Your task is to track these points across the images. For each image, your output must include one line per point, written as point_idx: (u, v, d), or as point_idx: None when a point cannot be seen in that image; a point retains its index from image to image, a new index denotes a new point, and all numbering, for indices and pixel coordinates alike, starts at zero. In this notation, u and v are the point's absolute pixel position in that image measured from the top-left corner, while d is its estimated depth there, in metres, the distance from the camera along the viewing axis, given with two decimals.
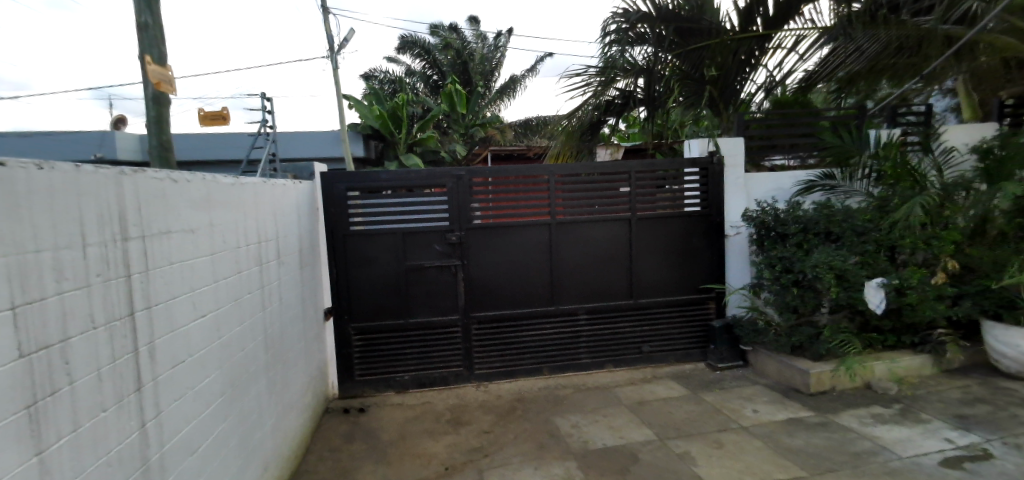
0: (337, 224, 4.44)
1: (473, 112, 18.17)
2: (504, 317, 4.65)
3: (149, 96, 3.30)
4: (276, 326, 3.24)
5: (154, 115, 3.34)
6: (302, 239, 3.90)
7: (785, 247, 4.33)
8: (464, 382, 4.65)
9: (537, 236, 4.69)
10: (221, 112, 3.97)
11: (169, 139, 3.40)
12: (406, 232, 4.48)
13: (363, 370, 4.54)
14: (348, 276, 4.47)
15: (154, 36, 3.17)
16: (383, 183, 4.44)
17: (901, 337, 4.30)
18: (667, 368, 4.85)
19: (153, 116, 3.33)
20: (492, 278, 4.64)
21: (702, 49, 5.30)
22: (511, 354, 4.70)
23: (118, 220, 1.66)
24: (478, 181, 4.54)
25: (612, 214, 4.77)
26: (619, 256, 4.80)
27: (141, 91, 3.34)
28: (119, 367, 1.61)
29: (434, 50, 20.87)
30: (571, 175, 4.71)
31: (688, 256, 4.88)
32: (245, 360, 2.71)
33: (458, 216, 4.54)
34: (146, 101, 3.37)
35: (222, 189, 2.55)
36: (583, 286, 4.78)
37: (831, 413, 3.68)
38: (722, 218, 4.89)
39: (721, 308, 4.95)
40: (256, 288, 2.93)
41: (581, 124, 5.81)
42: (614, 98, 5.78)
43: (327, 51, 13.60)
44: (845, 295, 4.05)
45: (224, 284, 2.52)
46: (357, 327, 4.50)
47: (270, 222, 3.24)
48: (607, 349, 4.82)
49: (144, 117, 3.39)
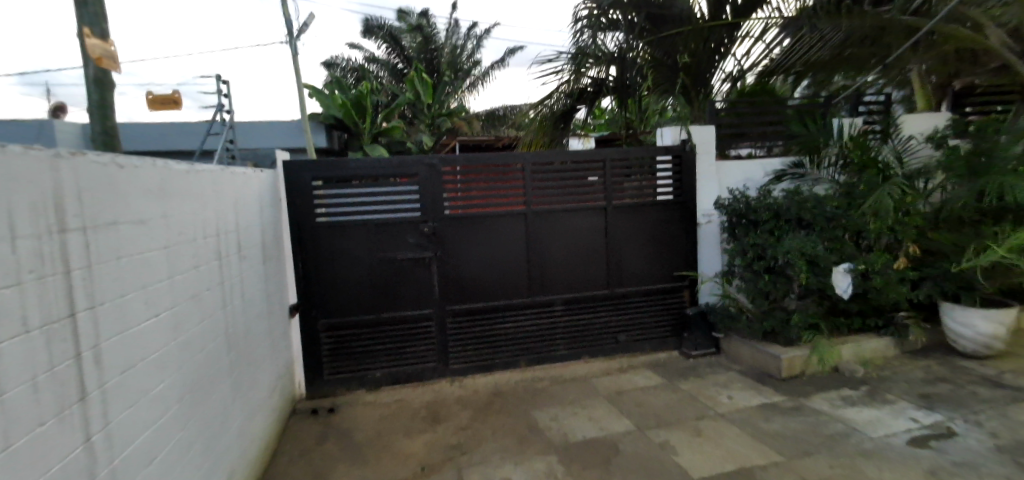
0: (303, 215, 4.20)
1: (440, 101, 17.84)
2: (480, 310, 4.55)
3: (91, 79, 3.02)
4: (239, 325, 3.04)
5: (97, 99, 3.05)
6: (265, 232, 3.67)
7: (758, 234, 4.30)
8: (439, 378, 4.53)
9: (513, 226, 4.59)
10: (172, 96, 3.64)
11: (115, 125, 3.12)
12: (377, 223, 4.30)
13: (333, 368, 4.35)
14: (315, 270, 4.26)
15: (94, 12, 2.87)
16: (351, 172, 4.23)
17: (868, 320, 4.38)
18: (642, 357, 4.86)
19: (94, 100, 3.01)
20: (467, 270, 4.52)
21: (673, 37, 5.22)
22: (487, 347, 4.60)
23: (55, 211, 1.47)
24: (449, 170, 4.40)
25: (587, 203, 4.72)
26: (594, 245, 4.76)
27: (81, 72, 3.05)
28: (59, 375, 1.43)
29: (399, 36, 20.27)
30: (546, 164, 4.62)
31: (663, 245, 4.89)
32: (208, 361, 2.52)
33: (430, 207, 4.38)
34: (88, 83, 3.08)
35: (177, 177, 2.34)
36: (559, 276, 4.72)
37: (804, 397, 3.77)
38: (695, 206, 4.92)
39: (694, 297, 4.96)
40: (216, 285, 2.71)
41: (553, 112, 5.75)
42: (587, 86, 5.74)
43: (286, 36, 13.02)
44: (816, 281, 4.09)
45: (181, 280, 2.31)
46: (327, 323, 4.30)
47: (230, 212, 3.02)
48: (584, 340, 4.79)
49: (86, 101, 3.12)
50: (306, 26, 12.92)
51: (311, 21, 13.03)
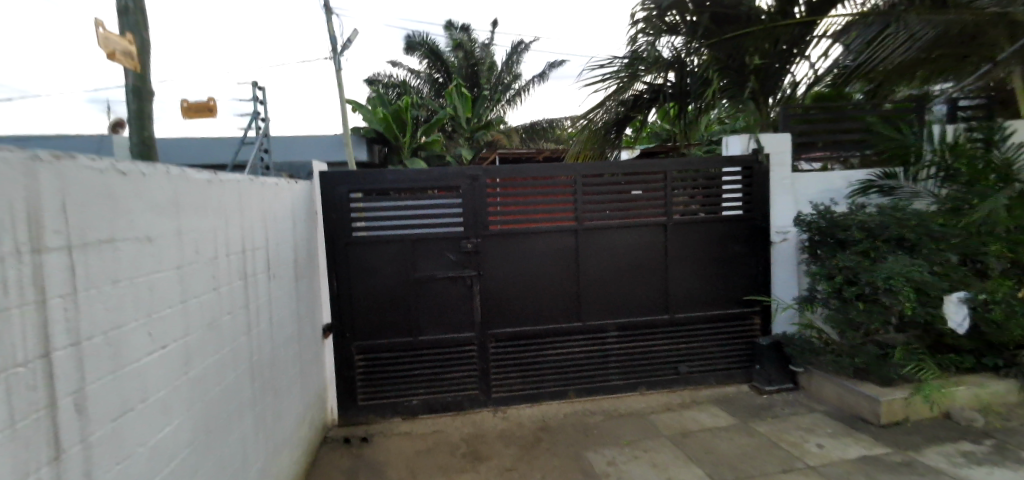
0: (338, 230, 3.94)
1: (479, 115, 17.73)
2: (525, 334, 4.15)
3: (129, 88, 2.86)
4: (265, 351, 2.76)
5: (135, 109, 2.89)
6: (298, 248, 3.42)
7: (847, 256, 3.72)
8: (480, 408, 4.14)
9: (561, 242, 4.19)
10: (207, 103, 3.49)
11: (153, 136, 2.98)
12: (416, 238, 3.99)
13: (367, 394, 4.03)
14: (351, 288, 3.98)
15: (135, 21, 2.71)
16: (390, 184, 3.95)
17: (982, 358, 3.73)
18: (707, 391, 4.32)
19: (134, 111, 2.86)
20: (511, 290, 4.14)
21: (736, 39, 4.70)
22: (532, 375, 4.19)
23: (27, 224, 1.16)
24: (494, 182, 4.06)
25: (643, 219, 4.27)
26: (652, 265, 4.30)
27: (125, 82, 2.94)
28: (23, 435, 1.11)
29: (440, 52, 20.42)
30: (598, 175, 4.22)
31: (729, 266, 4.38)
32: (225, 395, 2.22)
33: (473, 221, 4.04)
34: (129, 93, 2.97)
35: (196, 187, 2.08)
36: (613, 299, 4.27)
37: (913, 450, 3.16)
38: (767, 222, 4.38)
39: (766, 325, 4.42)
40: (239, 308, 2.44)
41: (607, 121, 5.20)
42: (641, 93, 5.19)
43: (330, 52, 13.25)
44: (923, 312, 3.41)
45: (196, 304, 2.03)
46: (362, 346, 3.99)
47: (259, 227, 2.76)
48: (639, 370, 4.30)
49: (127, 110, 3.00)
50: (350, 41, 13.12)
51: (355, 36, 13.25)
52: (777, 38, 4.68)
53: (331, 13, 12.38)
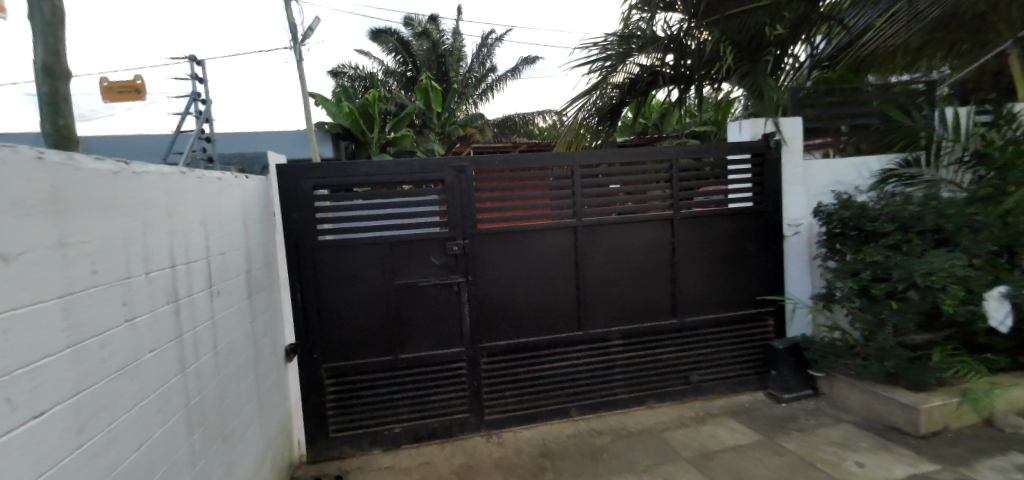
0: (301, 233, 3.35)
1: (450, 110, 17.05)
2: (522, 346, 3.67)
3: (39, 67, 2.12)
4: (211, 391, 2.17)
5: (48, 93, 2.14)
6: (252, 256, 2.82)
7: (877, 250, 3.39)
8: (472, 433, 3.63)
9: (560, 242, 3.72)
10: (133, 82, 2.85)
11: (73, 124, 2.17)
12: (394, 241, 3.44)
13: (340, 424, 3.47)
14: (318, 301, 3.41)
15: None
16: (363, 178, 3.39)
17: (1018, 358, 3.46)
18: (720, 401, 3.94)
19: (45, 94, 2.13)
20: (505, 297, 3.65)
21: (736, 18, 4.13)
22: (530, 392, 3.72)
23: None
24: (484, 175, 3.55)
25: (650, 213, 3.85)
26: (659, 264, 3.89)
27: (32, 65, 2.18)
28: None
29: (410, 43, 19.65)
30: (599, 166, 3.77)
31: (741, 264, 4.01)
32: (148, 464, 1.62)
33: (460, 220, 3.52)
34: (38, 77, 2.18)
35: (99, 181, 1.47)
36: (617, 303, 3.84)
37: (964, 466, 2.83)
38: (780, 215, 4.03)
39: (779, 326, 4.09)
40: (172, 341, 1.85)
41: (601, 108, 4.53)
42: (637, 76, 4.47)
43: (291, 42, 12.41)
44: (965, 311, 3.08)
45: (99, 346, 1.42)
46: (333, 368, 3.43)
47: (200, 233, 2.16)
48: (646, 381, 3.89)
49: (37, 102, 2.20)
50: (312, 30, 12.33)
51: (317, 23, 12.43)
52: (795, 10, 4.00)
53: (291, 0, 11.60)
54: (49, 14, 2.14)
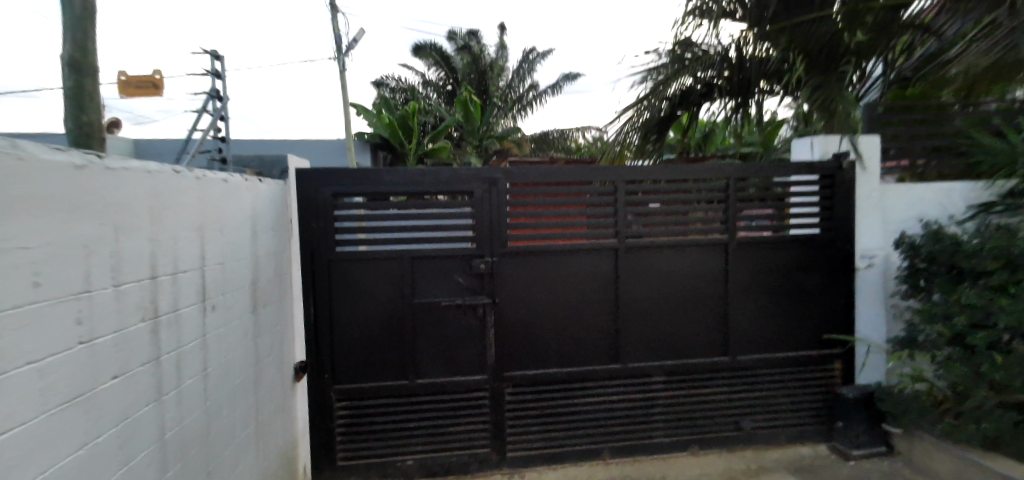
0: (318, 243, 3.12)
1: (489, 123, 16.96)
2: (551, 378, 3.31)
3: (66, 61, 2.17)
4: (195, 418, 1.90)
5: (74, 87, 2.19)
6: (259, 266, 2.59)
7: (975, 290, 2.86)
8: (492, 471, 3.28)
9: (598, 264, 3.36)
10: (151, 77, 2.71)
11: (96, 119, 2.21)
12: (416, 256, 3.17)
13: (349, 452, 3.19)
14: (332, 318, 3.16)
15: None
16: (386, 187, 3.14)
17: None
18: (775, 454, 3.45)
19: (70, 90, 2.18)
20: (533, 322, 3.31)
21: (808, 25, 3.51)
22: (558, 430, 3.34)
23: None
24: (516, 187, 3.24)
25: (700, 236, 3.44)
26: (708, 293, 3.46)
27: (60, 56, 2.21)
28: None
29: (452, 57, 19.83)
30: (645, 182, 3.39)
31: (803, 297, 3.54)
32: None
33: (488, 236, 3.22)
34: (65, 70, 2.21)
35: (56, 174, 1.21)
36: (660, 334, 3.43)
37: None
38: (851, 245, 3.55)
39: (848, 372, 3.58)
40: (146, 363, 1.58)
41: (647, 120, 4.12)
42: (689, 90, 4.07)
43: (335, 53, 12.65)
44: None
45: (51, 366, 1.16)
46: (344, 391, 3.16)
47: (193, 239, 1.92)
48: (690, 424, 3.45)
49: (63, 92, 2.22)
50: (355, 41, 12.53)
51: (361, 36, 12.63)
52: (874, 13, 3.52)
53: (336, 12, 11.87)
54: (78, 6, 2.17)
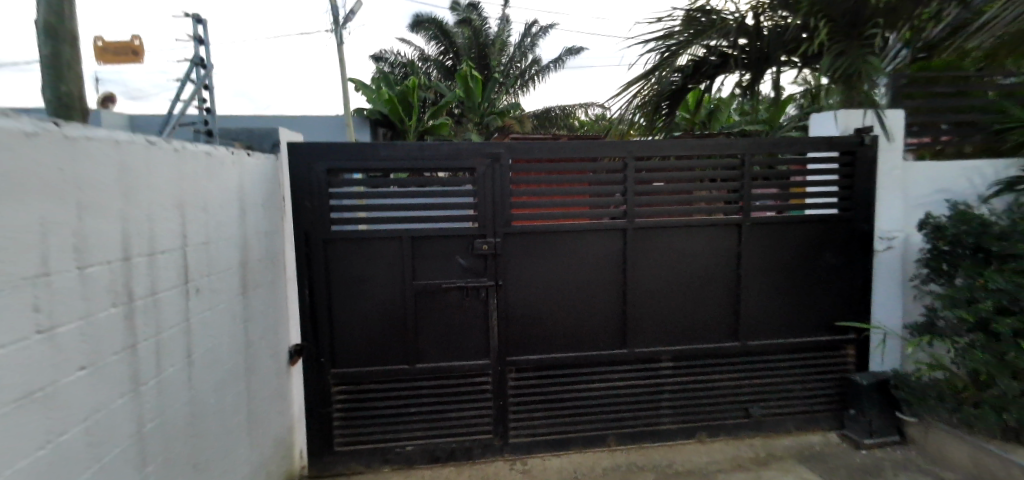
0: (312, 222, 2.96)
1: (490, 99, 16.59)
2: (555, 363, 3.20)
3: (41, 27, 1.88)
4: (178, 409, 1.78)
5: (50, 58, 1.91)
6: (248, 247, 2.44)
7: (1003, 274, 2.72)
8: (494, 457, 3.20)
9: (605, 245, 3.22)
10: (130, 43, 2.52)
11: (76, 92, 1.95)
12: (415, 236, 3.02)
13: (347, 438, 3.10)
14: (328, 300, 3.03)
15: None
16: (383, 163, 2.97)
17: None
18: (785, 441, 3.36)
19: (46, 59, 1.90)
20: (538, 306, 3.18)
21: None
22: (562, 415, 3.25)
23: None
24: (521, 164, 3.08)
25: (712, 217, 3.29)
26: (720, 277, 3.33)
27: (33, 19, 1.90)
28: None
29: (452, 31, 19.31)
30: (655, 159, 3.22)
31: (818, 280, 3.41)
32: None
33: (491, 215, 3.07)
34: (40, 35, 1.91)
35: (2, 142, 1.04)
36: (669, 319, 3.31)
37: None
38: (870, 226, 3.39)
39: (862, 357, 3.47)
40: (118, 354, 1.45)
41: (658, 94, 3.92)
42: (703, 61, 3.86)
43: (333, 26, 12.27)
44: None
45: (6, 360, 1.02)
46: (341, 375, 3.05)
47: (171, 218, 1.77)
48: (697, 411, 3.35)
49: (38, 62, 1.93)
50: (353, 13, 12.15)
51: (358, 8, 12.22)
52: None
53: None
54: None
